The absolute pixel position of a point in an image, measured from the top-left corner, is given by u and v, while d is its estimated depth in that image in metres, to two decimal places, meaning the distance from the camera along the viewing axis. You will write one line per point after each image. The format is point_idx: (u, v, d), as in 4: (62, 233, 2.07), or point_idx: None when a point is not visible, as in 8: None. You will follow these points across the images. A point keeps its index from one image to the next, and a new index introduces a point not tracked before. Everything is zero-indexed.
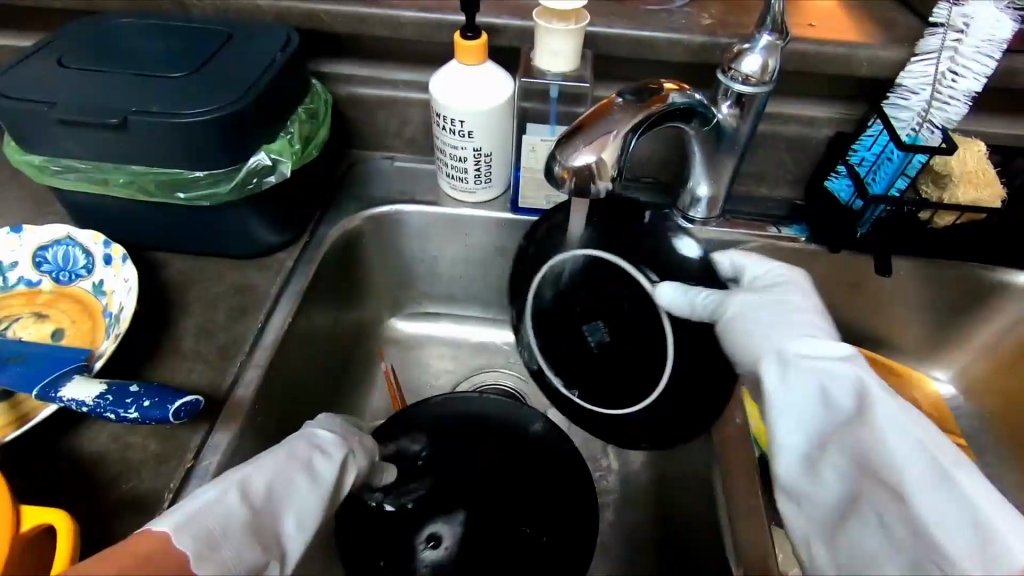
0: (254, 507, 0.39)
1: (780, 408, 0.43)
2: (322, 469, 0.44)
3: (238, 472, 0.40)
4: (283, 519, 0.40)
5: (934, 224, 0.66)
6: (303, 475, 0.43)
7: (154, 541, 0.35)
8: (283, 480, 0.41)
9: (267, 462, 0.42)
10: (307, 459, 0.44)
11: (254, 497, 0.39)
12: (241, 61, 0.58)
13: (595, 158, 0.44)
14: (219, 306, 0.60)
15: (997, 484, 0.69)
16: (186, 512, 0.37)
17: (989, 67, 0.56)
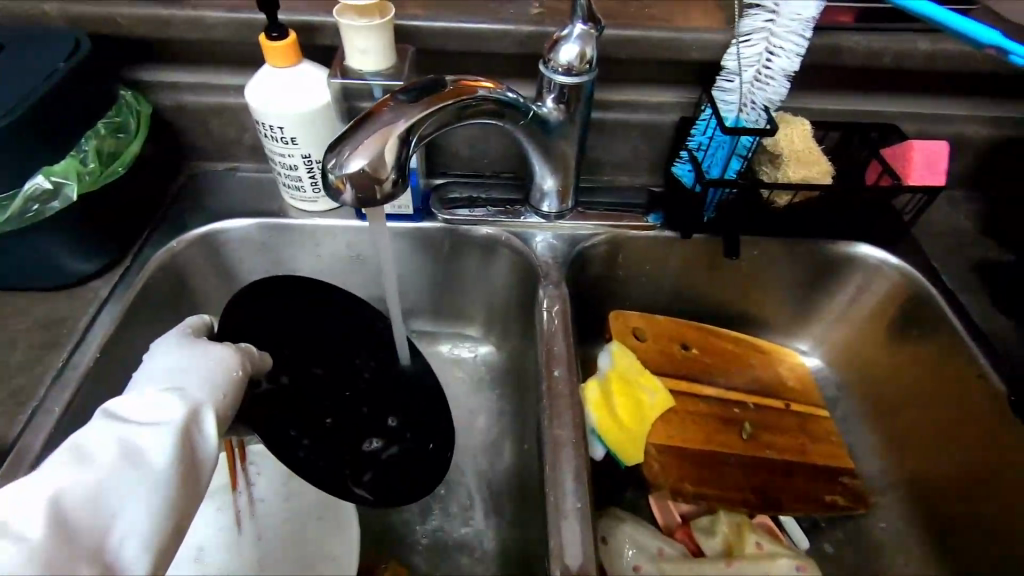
0: (78, 521, 0.38)
1: None
2: (148, 449, 0.42)
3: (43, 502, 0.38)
4: (116, 524, 0.39)
5: (774, 202, 0.67)
6: (118, 468, 0.41)
7: None
8: (91, 485, 0.40)
9: (64, 473, 0.40)
10: (137, 452, 0.42)
11: (67, 518, 0.38)
12: (12, 73, 0.53)
13: (368, 162, 0.41)
14: (18, 344, 0.55)
15: (858, 451, 0.71)
16: None
17: (802, 45, 0.56)
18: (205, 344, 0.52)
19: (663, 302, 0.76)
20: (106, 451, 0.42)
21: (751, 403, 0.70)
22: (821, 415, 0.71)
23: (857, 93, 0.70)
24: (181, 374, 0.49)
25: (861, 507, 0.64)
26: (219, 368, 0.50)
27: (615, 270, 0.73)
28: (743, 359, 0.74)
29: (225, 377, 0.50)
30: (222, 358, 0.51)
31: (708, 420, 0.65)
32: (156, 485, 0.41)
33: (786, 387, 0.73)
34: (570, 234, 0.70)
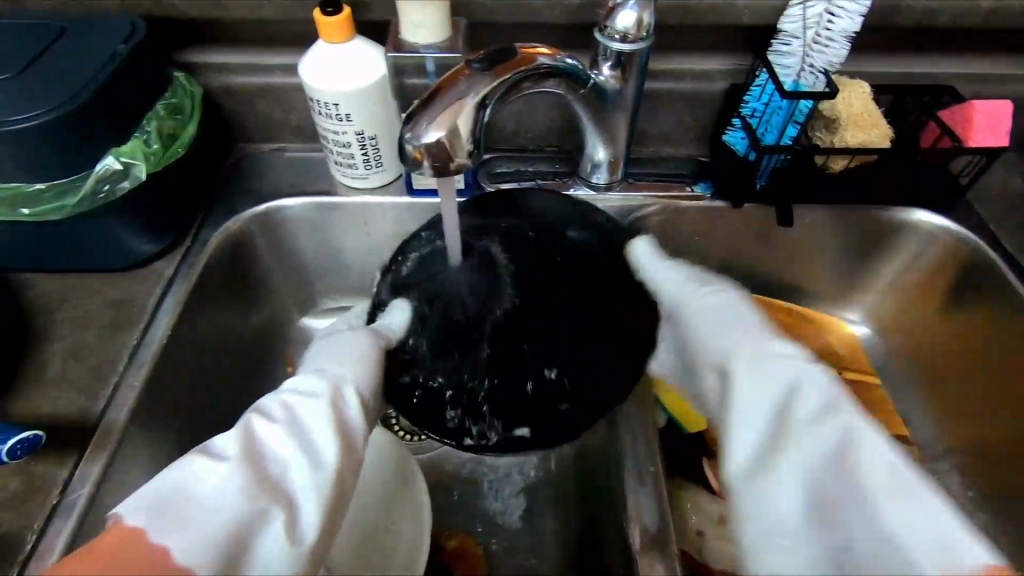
0: (259, 471, 0.39)
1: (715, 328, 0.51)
2: (311, 412, 0.43)
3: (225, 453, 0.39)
4: (289, 477, 0.40)
5: (830, 168, 0.66)
6: (291, 426, 0.42)
7: (124, 534, 0.34)
8: (268, 439, 0.41)
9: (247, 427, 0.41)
10: (300, 415, 0.42)
11: (250, 467, 0.39)
12: (73, 57, 0.53)
13: (445, 133, 0.41)
14: (92, 323, 0.57)
15: (912, 416, 0.71)
16: (175, 510, 0.36)
17: (863, 5, 0.55)
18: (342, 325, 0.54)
19: (710, 273, 0.76)
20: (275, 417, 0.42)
21: None
22: (871, 382, 0.71)
23: (909, 55, 0.68)
24: (330, 349, 0.48)
25: None
26: (359, 340, 0.49)
27: (663, 242, 0.73)
28: (792, 329, 0.74)
29: (365, 350, 0.49)
30: (358, 333, 0.50)
31: None
32: (322, 442, 0.41)
33: (833, 355, 0.73)
34: (621, 207, 0.70)
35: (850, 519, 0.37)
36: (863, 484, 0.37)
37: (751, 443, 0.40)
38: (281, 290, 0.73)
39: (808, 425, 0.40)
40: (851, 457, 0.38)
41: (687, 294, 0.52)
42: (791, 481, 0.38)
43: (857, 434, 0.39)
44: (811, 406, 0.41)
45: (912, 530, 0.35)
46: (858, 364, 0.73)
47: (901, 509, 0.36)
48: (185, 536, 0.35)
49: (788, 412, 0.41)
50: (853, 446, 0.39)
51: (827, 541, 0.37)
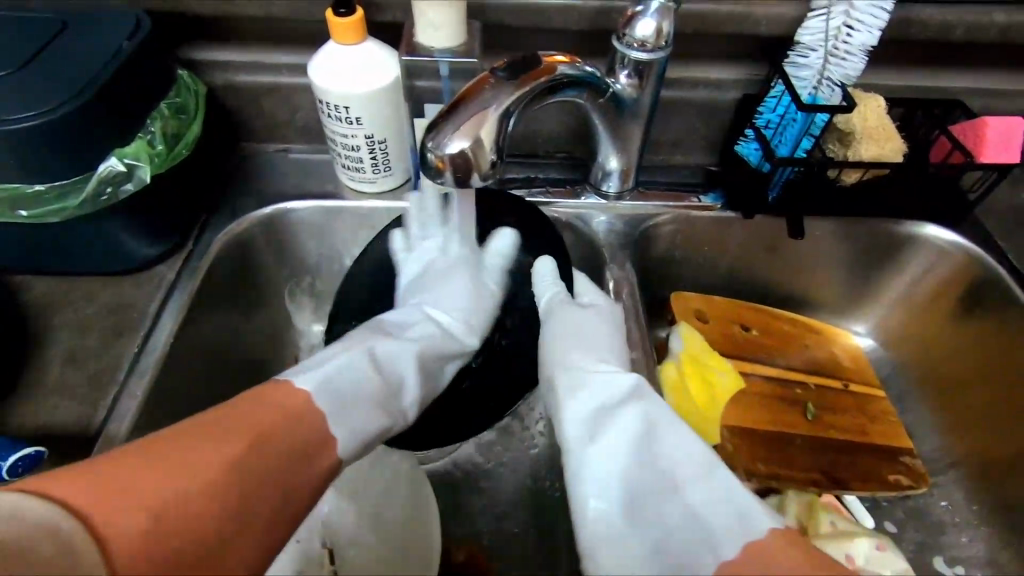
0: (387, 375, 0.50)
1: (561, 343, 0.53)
2: (428, 350, 0.54)
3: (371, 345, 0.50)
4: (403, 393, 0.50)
5: (842, 181, 0.66)
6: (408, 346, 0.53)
7: (298, 397, 0.42)
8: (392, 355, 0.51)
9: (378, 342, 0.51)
10: (423, 345, 0.54)
11: (379, 364, 0.50)
12: (75, 53, 0.51)
13: (469, 142, 0.40)
14: (92, 329, 0.55)
15: (916, 429, 0.71)
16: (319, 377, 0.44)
17: (881, 19, 0.55)
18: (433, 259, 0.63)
19: (718, 283, 0.76)
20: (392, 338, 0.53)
21: (812, 384, 0.70)
22: (878, 395, 0.71)
23: (921, 68, 0.68)
24: (447, 292, 0.60)
25: (924, 485, 0.64)
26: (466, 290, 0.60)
27: (672, 252, 0.72)
28: (800, 340, 0.73)
29: (472, 299, 0.60)
30: (466, 280, 0.60)
31: (772, 401, 0.67)
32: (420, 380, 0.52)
33: (841, 366, 0.73)
34: (632, 216, 0.69)
35: (662, 507, 0.41)
36: (668, 476, 0.42)
37: (580, 439, 0.45)
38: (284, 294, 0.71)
39: (620, 424, 0.44)
40: (655, 447, 0.43)
41: (552, 308, 0.57)
42: (608, 475, 0.43)
43: (668, 424, 0.44)
44: (631, 410, 0.45)
45: (707, 507, 0.40)
46: (865, 378, 0.73)
47: (700, 488, 0.41)
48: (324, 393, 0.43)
49: (611, 413, 0.46)
50: (660, 437, 0.43)
51: (642, 532, 0.41)
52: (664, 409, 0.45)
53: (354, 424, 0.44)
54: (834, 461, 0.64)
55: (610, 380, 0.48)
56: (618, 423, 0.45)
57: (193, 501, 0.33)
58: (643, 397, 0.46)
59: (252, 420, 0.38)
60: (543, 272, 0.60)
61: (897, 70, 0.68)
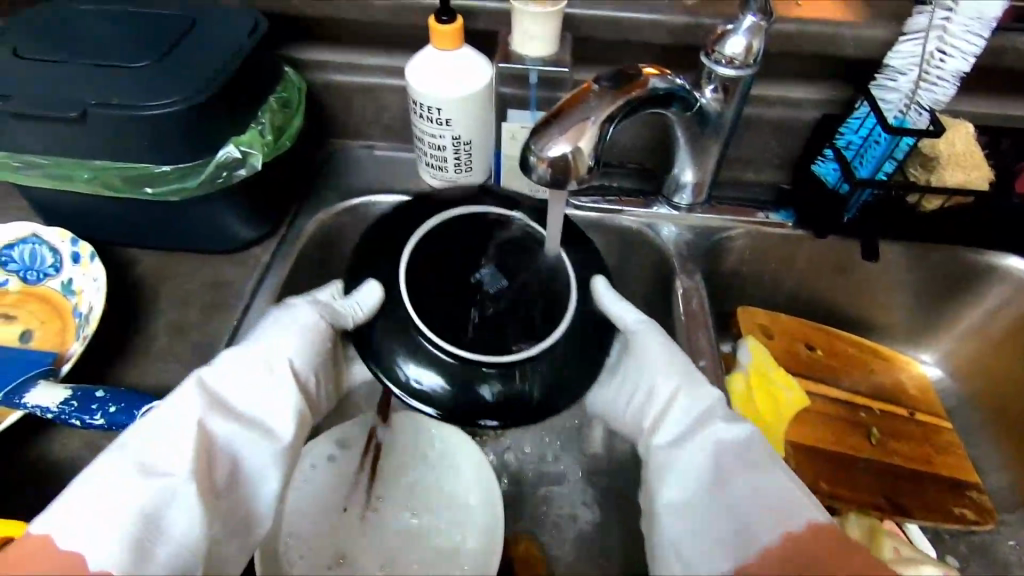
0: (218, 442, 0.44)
1: (660, 359, 0.54)
2: (270, 387, 0.48)
3: (149, 432, 0.42)
4: (247, 457, 0.45)
5: (922, 208, 0.65)
6: (262, 395, 0.48)
7: (35, 543, 0.36)
8: (223, 391, 0.47)
9: (206, 416, 0.44)
10: (249, 389, 0.47)
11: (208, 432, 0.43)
12: (205, 47, 0.56)
13: (572, 147, 0.43)
14: (194, 302, 0.60)
15: (984, 466, 0.69)
16: (83, 505, 0.38)
17: (979, 46, 0.54)
18: (293, 307, 0.53)
19: (781, 300, 0.76)
20: (250, 361, 0.48)
21: (876, 408, 0.69)
22: (946, 426, 0.69)
23: (1013, 96, 0.67)
24: (279, 327, 0.52)
25: (991, 521, 0.63)
26: (305, 331, 0.52)
27: (739, 268, 0.73)
28: (865, 365, 0.73)
29: (304, 334, 0.52)
30: (304, 309, 0.53)
31: (835, 422, 0.67)
32: (278, 421, 0.47)
33: (907, 395, 0.72)
34: (702, 228, 0.70)
35: (732, 485, 0.45)
36: (719, 442, 0.47)
37: (666, 453, 0.49)
38: None
39: (671, 441, 0.50)
40: (696, 422, 0.50)
41: (644, 329, 0.55)
42: (683, 453, 0.48)
43: (694, 397, 0.51)
44: (681, 414, 0.51)
45: (749, 509, 0.43)
46: (931, 409, 0.71)
47: (725, 428, 0.48)
48: (111, 534, 0.37)
49: (700, 419, 0.50)
50: (702, 407, 0.50)
51: (710, 503, 0.45)
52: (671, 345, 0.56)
53: (226, 524, 0.43)
54: (900, 490, 0.63)
55: (637, 396, 0.55)
56: (672, 422, 0.51)
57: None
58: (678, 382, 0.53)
59: (33, 567, 0.36)
60: (601, 291, 0.56)
61: (984, 99, 0.67)
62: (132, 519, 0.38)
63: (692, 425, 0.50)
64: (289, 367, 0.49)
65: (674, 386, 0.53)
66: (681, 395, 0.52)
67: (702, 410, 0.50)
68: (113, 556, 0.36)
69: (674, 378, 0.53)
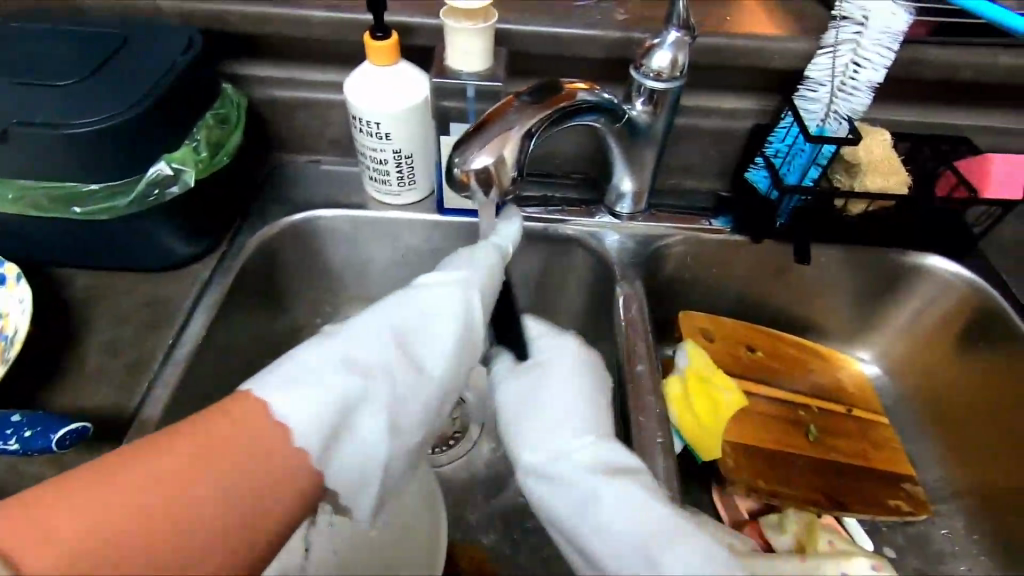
0: (360, 359, 0.43)
1: (538, 391, 0.52)
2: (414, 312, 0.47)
3: (332, 345, 0.43)
4: (382, 363, 0.43)
5: (848, 212, 0.68)
6: (431, 318, 0.47)
7: (252, 406, 0.37)
8: (415, 310, 0.47)
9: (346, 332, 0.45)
10: (410, 328, 0.46)
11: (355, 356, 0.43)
12: (136, 64, 0.56)
13: (495, 158, 0.44)
14: (129, 321, 0.59)
15: (919, 459, 0.72)
16: (282, 382, 0.39)
17: (888, 58, 0.57)
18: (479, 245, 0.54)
19: (725, 304, 0.78)
20: (435, 295, 0.48)
21: (815, 407, 0.72)
22: (881, 421, 0.72)
23: (932, 104, 0.71)
24: (458, 264, 0.52)
25: (924, 512, 0.65)
26: (489, 266, 0.52)
27: (683, 274, 0.75)
28: (805, 365, 0.75)
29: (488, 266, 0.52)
30: (489, 254, 0.53)
31: (775, 421, 0.69)
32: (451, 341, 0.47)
33: (844, 392, 0.74)
34: (643, 236, 0.72)
35: (654, 551, 0.41)
36: (597, 500, 0.44)
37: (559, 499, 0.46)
38: (307, 297, 0.75)
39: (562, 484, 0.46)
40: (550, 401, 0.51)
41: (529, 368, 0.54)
42: (574, 492, 0.45)
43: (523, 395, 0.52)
44: (551, 449, 0.48)
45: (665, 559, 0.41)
46: (867, 405, 0.74)
47: (615, 466, 0.46)
48: (308, 414, 0.38)
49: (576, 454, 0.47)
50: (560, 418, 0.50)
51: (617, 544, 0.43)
52: (556, 366, 0.53)
53: (348, 428, 0.40)
54: (836, 485, 0.65)
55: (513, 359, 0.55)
56: (556, 467, 0.47)
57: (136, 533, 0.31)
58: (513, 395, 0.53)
59: (230, 441, 0.35)
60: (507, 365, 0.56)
61: (903, 109, 0.71)
62: (330, 404, 0.39)
63: (575, 456, 0.47)
64: (479, 289, 0.50)
65: (545, 426, 0.49)
66: (561, 424, 0.49)
67: (581, 439, 0.48)
68: (313, 436, 0.37)
69: (553, 414, 0.50)
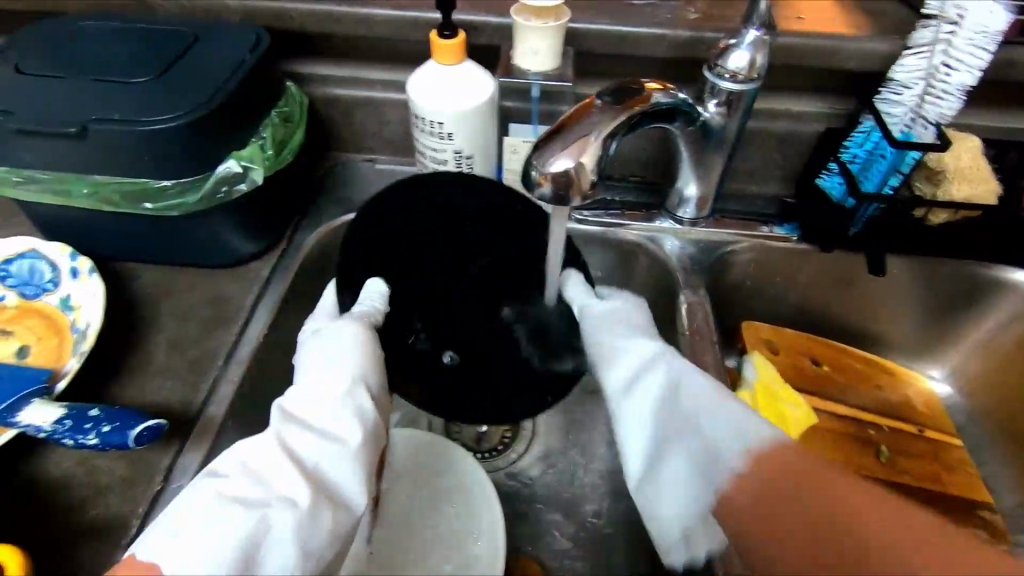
0: (244, 488, 0.39)
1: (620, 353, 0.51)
2: (290, 437, 0.43)
3: (222, 481, 0.39)
4: (291, 487, 0.40)
5: (929, 221, 0.64)
6: (330, 422, 0.44)
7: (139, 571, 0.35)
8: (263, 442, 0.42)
9: (283, 431, 0.43)
10: (296, 453, 0.42)
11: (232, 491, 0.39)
12: (206, 62, 0.56)
13: (574, 163, 0.42)
14: (193, 318, 0.59)
15: (998, 485, 0.68)
16: (171, 539, 0.36)
17: (984, 60, 0.53)
18: (337, 327, 0.50)
19: (787, 314, 0.75)
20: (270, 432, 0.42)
21: (884, 426, 0.68)
22: (955, 443, 0.68)
23: (1021, 109, 0.66)
24: (329, 349, 0.48)
25: (1005, 542, 0.61)
26: (357, 339, 0.49)
27: (745, 282, 0.72)
28: (872, 381, 0.71)
29: (360, 338, 0.49)
30: (350, 324, 0.50)
31: (842, 440, 0.65)
32: (313, 451, 0.42)
33: (915, 411, 0.70)
34: (705, 243, 0.70)
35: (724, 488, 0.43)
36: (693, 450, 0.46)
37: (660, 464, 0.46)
38: None
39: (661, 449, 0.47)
40: (693, 443, 0.46)
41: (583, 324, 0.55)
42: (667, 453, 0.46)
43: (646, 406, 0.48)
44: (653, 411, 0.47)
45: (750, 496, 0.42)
46: (939, 426, 0.70)
47: (698, 415, 0.46)
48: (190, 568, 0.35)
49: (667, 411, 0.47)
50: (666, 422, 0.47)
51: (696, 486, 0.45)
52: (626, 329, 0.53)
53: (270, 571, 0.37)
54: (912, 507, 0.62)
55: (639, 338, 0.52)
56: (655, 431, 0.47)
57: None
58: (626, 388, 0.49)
59: None
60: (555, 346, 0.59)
61: (991, 114, 0.67)
62: (225, 552, 0.36)
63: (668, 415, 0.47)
64: (363, 388, 0.46)
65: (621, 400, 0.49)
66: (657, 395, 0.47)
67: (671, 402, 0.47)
68: None
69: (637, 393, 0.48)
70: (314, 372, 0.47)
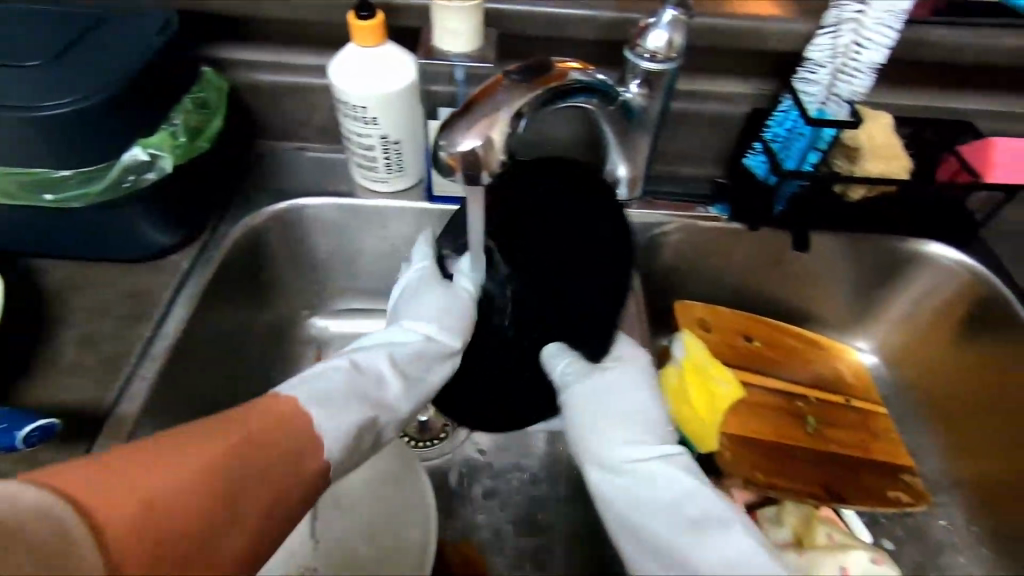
0: (361, 378, 0.50)
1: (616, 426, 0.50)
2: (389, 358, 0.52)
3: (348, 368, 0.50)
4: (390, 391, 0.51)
5: (849, 197, 0.66)
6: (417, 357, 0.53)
7: (287, 405, 0.44)
8: (365, 364, 0.51)
9: (355, 359, 0.52)
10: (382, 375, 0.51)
11: (356, 374, 0.50)
12: (107, 45, 0.53)
13: (481, 141, 0.42)
14: (106, 313, 0.57)
15: (920, 450, 0.71)
16: (312, 395, 0.46)
17: (891, 37, 0.54)
18: (437, 282, 0.57)
19: (722, 293, 0.76)
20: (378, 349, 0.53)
21: (813, 398, 0.70)
22: (880, 412, 0.71)
23: (935, 87, 0.69)
24: (422, 299, 0.56)
25: (924, 503, 0.64)
26: (457, 300, 0.56)
27: (679, 262, 0.73)
28: (802, 355, 0.74)
29: (444, 299, 0.56)
30: (436, 285, 0.57)
31: (771, 413, 0.67)
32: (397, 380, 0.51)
33: (842, 382, 0.73)
34: (638, 225, 0.70)
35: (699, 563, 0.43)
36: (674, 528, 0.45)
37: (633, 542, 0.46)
38: (295, 288, 0.73)
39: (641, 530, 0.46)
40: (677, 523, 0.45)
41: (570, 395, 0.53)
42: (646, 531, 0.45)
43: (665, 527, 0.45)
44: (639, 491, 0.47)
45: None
46: (865, 396, 0.73)
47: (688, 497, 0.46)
48: (332, 420, 0.45)
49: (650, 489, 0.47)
50: (660, 544, 0.44)
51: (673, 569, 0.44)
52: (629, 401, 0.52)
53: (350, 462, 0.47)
54: (838, 476, 0.64)
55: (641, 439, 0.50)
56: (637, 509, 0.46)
57: (97, 495, 0.34)
58: (626, 496, 0.47)
59: (282, 432, 0.42)
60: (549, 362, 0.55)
61: (905, 94, 0.69)
62: (349, 421, 0.46)
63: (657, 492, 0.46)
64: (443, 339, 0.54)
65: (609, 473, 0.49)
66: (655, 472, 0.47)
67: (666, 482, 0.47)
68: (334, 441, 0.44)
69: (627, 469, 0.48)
70: (409, 323, 0.55)
